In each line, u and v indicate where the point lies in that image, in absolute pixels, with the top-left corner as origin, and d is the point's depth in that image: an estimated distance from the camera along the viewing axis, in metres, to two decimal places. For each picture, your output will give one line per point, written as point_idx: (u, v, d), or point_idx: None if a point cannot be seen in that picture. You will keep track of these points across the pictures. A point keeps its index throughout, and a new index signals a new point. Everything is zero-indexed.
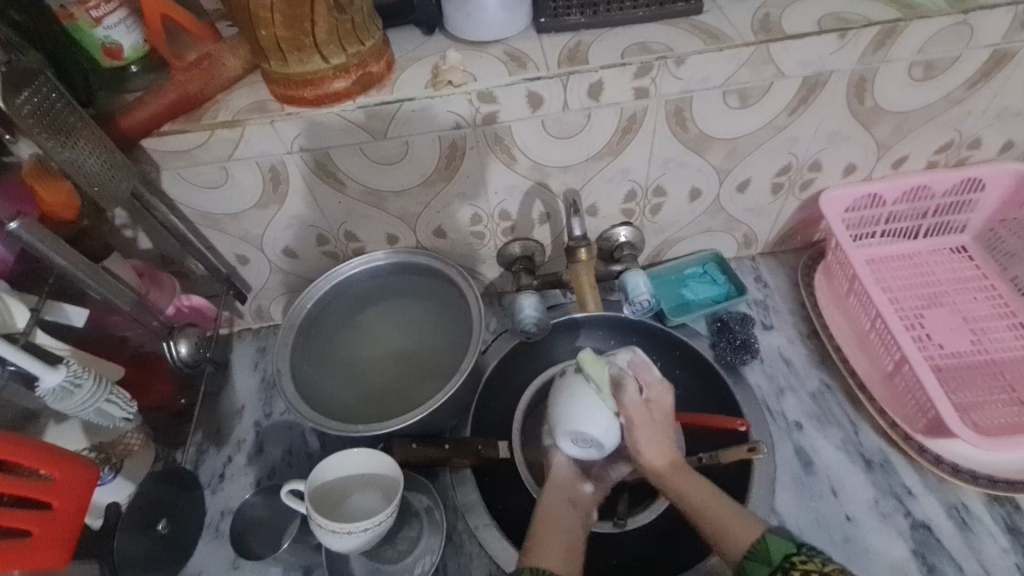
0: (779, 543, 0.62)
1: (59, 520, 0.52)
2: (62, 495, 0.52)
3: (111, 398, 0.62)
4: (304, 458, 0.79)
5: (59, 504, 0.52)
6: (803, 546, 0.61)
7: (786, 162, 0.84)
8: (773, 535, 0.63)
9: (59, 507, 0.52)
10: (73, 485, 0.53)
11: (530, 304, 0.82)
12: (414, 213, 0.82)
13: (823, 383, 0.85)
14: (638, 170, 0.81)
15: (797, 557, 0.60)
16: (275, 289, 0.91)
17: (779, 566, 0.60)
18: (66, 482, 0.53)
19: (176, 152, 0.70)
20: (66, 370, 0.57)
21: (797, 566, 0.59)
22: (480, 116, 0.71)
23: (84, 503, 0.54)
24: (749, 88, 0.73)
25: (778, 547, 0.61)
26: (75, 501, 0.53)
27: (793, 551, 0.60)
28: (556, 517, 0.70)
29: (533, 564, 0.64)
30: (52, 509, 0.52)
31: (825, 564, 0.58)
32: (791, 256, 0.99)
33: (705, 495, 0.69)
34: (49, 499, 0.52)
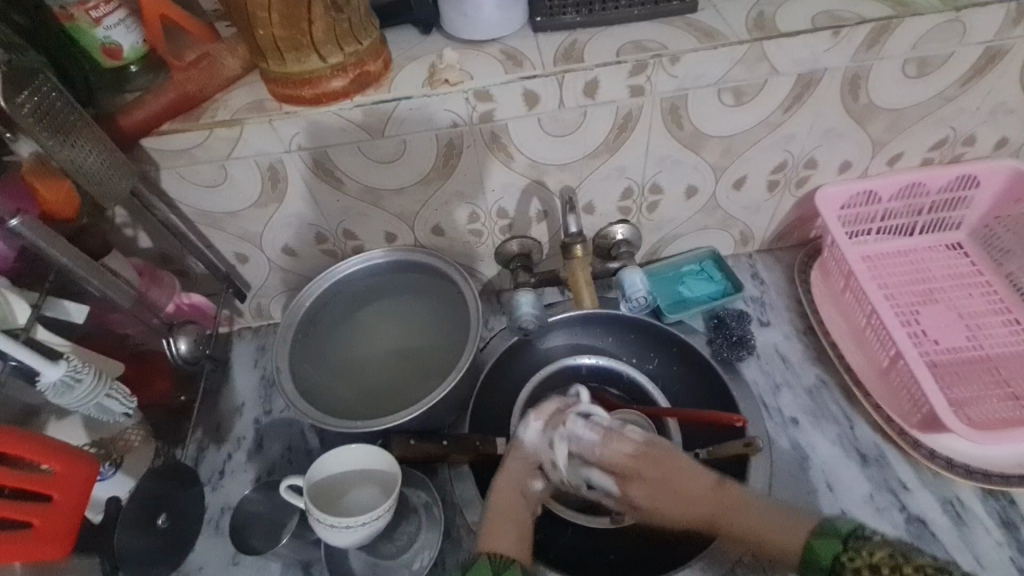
0: (824, 543, 0.58)
1: (60, 513, 0.53)
2: (62, 487, 0.53)
3: (111, 393, 0.63)
4: (303, 455, 0.80)
5: (59, 496, 0.53)
6: (849, 539, 0.57)
7: (781, 159, 0.85)
8: (819, 537, 0.58)
9: (59, 499, 0.53)
10: (74, 478, 0.54)
11: (527, 301, 0.83)
12: (412, 211, 0.83)
13: (819, 380, 0.86)
14: (634, 169, 0.82)
15: (846, 556, 0.55)
16: (275, 288, 0.91)
17: (830, 568, 0.56)
18: (68, 475, 0.53)
19: (175, 151, 0.70)
20: (66, 366, 0.58)
21: (847, 565, 0.55)
22: (476, 115, 0.72)
23: (84, 496, 0.55)
24: (743, 86, 0.74)
25: (825, 548, 0.57)
26: (76, 494, 0.54)
27: (841, 550, 0.56)
28: (508, 499, 0.68)
29: (490, 548, 0.63)
30: (53, 501, 0.53)
31: (874, 555, 0.54)
32: (788, 254, 1.00)
33: (748, 518, 0.64)
34: (50, 492, 0.52)
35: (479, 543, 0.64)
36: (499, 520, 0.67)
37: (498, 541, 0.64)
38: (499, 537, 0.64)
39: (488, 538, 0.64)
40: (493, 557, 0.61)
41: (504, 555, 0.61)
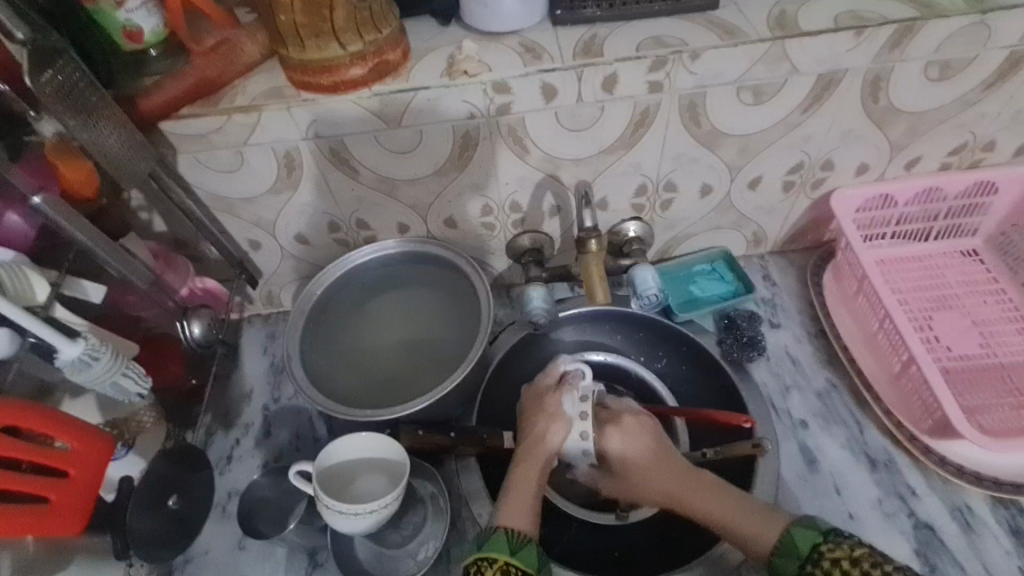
0: (804, 534, 0.61)
1: (76, 487, 0.53)
2: (78, 464, 0.54)
3: (126, 372, 0.62)
4: (311, 443, 0.81)
5: (76, 473, 0.54)
6: (829, 533, 0.60)
7: (798, 160, 0.84)
8: (797, 526, 0.62)
9: (76, 475, 0.53)
10: (90, 455, 0.54)
11: (538, 295, 0.83)
12: (426, 203, 0.83)
13: (829, 383, 0.85)
14: (649, 165, 0.82)
15: (825, 547, 0.59)
16: (286, 276, 0.92)
17: (809, 557, 0.59)
18: (85, 451, 0.54)
19: (193, 136, 0.71)
20: (85, 344, 0.58)
21: (825, 556, 0.58)
22: (493, 107, 0.72)
23: (98, 474, 0.55)
24: (763, 85, 0.73)
25: (803, 540, 0.60)
26: (92, 471, 0.54)
27: (819, 540, 0.60)
28: (526, 475, 0.69)
29: (507, 523, 0.66)
30: (68, 478, 0.53)
31: (854, 549, 0.58)
32: (800, 256, 1.00)
33: (718, 504, 0.66)
34: (66, 468, 0.53)
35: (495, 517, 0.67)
36: (515, 496, 0.68)
37: (515, 514, 0.66)
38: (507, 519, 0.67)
39: (504, 513, 0.67)
40: (510, 534, 0.65)
41: (520, 532, 0.65)
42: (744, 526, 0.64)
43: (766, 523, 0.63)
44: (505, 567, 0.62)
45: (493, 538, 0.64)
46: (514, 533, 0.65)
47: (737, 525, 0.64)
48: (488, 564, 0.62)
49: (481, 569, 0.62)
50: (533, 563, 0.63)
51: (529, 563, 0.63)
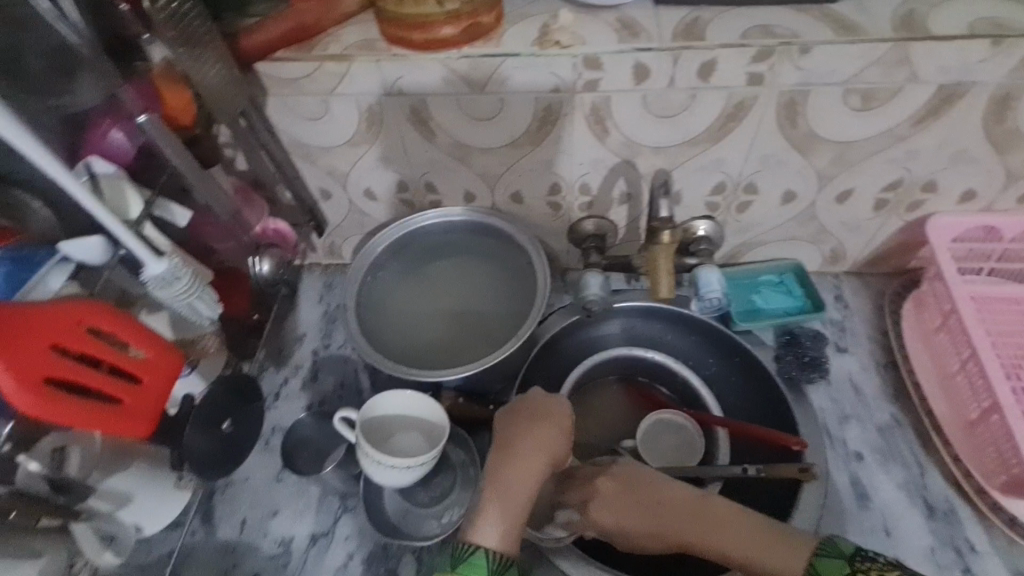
0: (829, 564, 0.53)
1: (148, 393, 0.56)
2: (151, 371, 0.56)
3: (201, 295, 0.64)
4: (354, 393, 0.84)
5: (148, 380, 0.56)
6: (856, 560, 0.52)
7: (898, 177, 0.78)
8: (822, 556, 0.54)
9: (147, 381, 0.56)
10: (162, 366, 0.57)
11: (596, 282, 0.83)
12: (495, 173, 0.82)
13: (893, 418, 0.80)
14: (733, 162, 0.78)
15: None
16: (350, 230, 0.94)
17: None
18: (157, 359, 0.57)
19: (283, 79, 0.72)
20: (169, 262, 0.60)
21: None
22: (580, 82, 0.69)
23: (168, 385, 0.58)
24: (875, 89, 0.68)
25: (829, 571, 0.53)
26: (164, 380, 0.57)
27: (846, 571, 0.52)
28: (502, 496, 0.61)
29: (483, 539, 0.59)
30: (141, 384, 0.56)
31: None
32: (879, 281, 0.93)
33: (732, 530, 0.60)
34: (141, 372, 0.56)
35: (469, 533, 0.60)
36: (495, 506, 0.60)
37: (488, 529, 0.59)
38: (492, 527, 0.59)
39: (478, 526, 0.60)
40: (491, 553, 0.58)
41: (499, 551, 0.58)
42: (764, 560, 0.57)
43: (788, 550, 0.57)
44: None
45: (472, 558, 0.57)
46: (494, 556, 0.58)
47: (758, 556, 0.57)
48: None
49: None
50: None
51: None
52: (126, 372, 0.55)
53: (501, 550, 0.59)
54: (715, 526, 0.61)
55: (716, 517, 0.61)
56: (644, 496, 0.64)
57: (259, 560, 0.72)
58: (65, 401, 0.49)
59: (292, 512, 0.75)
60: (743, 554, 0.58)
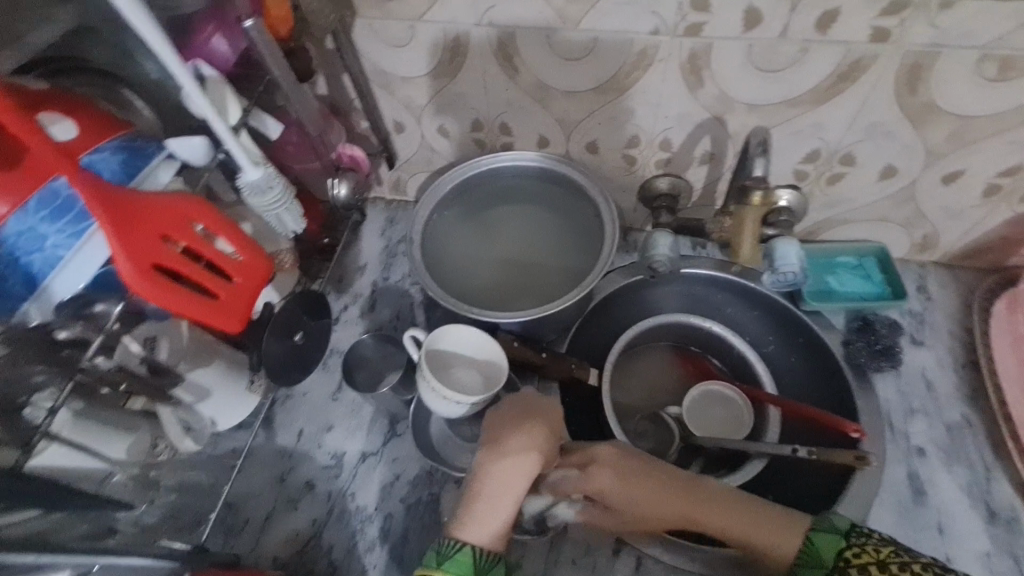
0: (826, 539, 0.58)
1: (240, 293, 0.56)
2: (245, 273, 0.57)
3: (290, 209, 0.66)
4: (410, 326, 0.86)
5: (242, 280, 0.57)
6: (851, 535, 0.57)
7: (1019, 161, 0.71)
8: (818, 532, 0.59)
9: (241, 282, 0.56)
10: (254, 270, 0.58)
11: (665, 243, 0.80)
12: (574, 119, 0.80)
13: (964, 419, 0.76)
14: (834, 128, 0.72)
15: (849, 553, 0.55)
16: (418, 165, 0.94)
17: (834, 567, 0.56)
18: (251, 264, 0.58)
19: (373, 1, 0.71)
20: (264, 171, 0.61)
21: (849, 562, 0.55)
22: (682, 26, 0.65)
23: (259, 287, 0.58)
24: (1016, 57, 0.61)
25: (827, 547, 0.57)
26: (254, 285, 0.58)
27: (844, 546, 0.56)
28: (492, 493, 0.61)
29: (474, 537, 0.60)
30: (235, 284, 0.56)
31: (879, 551, 0.54)
32: (968, 275, 0.87)
33: (732, 514, 0.62)
34: (236, 272, 0.56)
35: (458, 527, 0.60)
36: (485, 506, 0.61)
37: (477, 527, 0.60)
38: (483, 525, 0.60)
39: (470, 520, 0.60)
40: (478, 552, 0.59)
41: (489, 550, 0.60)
42: (762, 540, 0.61)
43: (784, 531, 0.60)
44: None
45: (461, 555, 0.58)
46: (484, 552, 0.59)
47: (755, 538, 0.61)
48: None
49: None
50: None
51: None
52: (221, 271, 0.56)
53: (488, 547, 0.60)
54: (712, 507, 0.63)
55: (713, 499, 0.63)
56: (645, 484, 0.64)
57: (313, 468, 0.77)
58: (171, 289, 0.50)
59: (346, 429, 0.79)
60: (739, 534, 0.62)
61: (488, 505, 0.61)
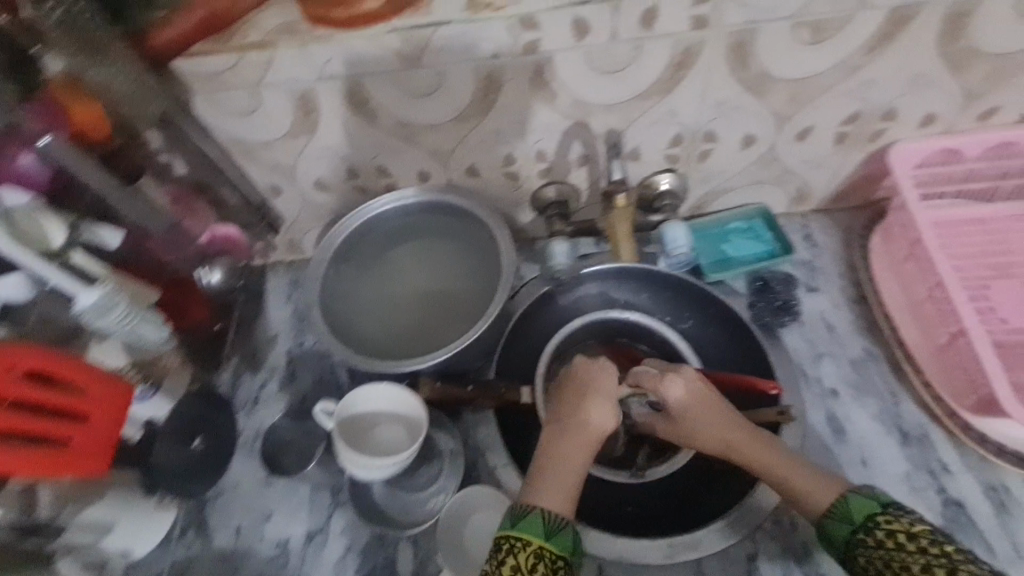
0: (861, 502, 0.62)
1: (95, 430, 0.64)
2: (97, 408, 0.64)
3: (144, 320, 0.67)
4: (332, 388, 0.83)
5: (95, 415, 0.64)
6: (888, 505, 0.60)
7: (855, 109, 0.76)
8: (855, 495, 0.62)
9: (95, 418, 0.64)
10: (106, 401, 0.65)
11: (562, 250, 0.85)
12: (446, 149, 0.79)
13: (866, 352, 0.81)
14: (689, 111, 0.75)
15: (882, 517, 0.60)
16: (306, 223, 0.91)
17: (861, 526, 0.60)
18: (101, 395, 0.65)
19: (205, 75, 0.67)
20: (101, 291, 0.62)
21: (880, 526, 0.59)
22: (520, 45, 0.66)
23: (114, 415, 0.66)
24: (824, 20, 0.65)
25: (861, 507, 0.61)
26: (113, 412, 0.65)
27: (877, 511, 0.60)
28: (567, 460, 0.66)
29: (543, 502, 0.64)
30: (89, 421, 0.64)
31: (913, 525, 0.58)
32: (846, 215, 0.92)
33: (782, 462, 0.67)
34: (87, 412, 0.64)
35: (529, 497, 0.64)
36: (557, 474, 0.66)
37: (550, 494, 0.64)
38: (555, 490, 0.64)
39: (541, 492, 0.64)
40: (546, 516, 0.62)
41: (557, 514, 0.63)
42: (803, 488, 0.65)
43: (820, 486, 0.64)
44: (538, 551, 0.60)
45: (529, 518, 0.62)
46: (550, 514, 0.63)
47: (793, 484, 0.65)
48: (521, 545, 0.60)
49: (511, 547, 0.60)
50: (566, 547, 0.62)
51: (562, 548, 0.61)
52: (71, 413, 0.63)
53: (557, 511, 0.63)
54: (769, 451, 0.68)
55: (761, 445, 0.68)
56: (716, 410, 0.70)
57: (258, 562, 0.73)
58: (9, 450, 0.57)
59: (285, 513, 0.75)
60: (781, 478, 0.66)
61: (563, 470, 0.66)
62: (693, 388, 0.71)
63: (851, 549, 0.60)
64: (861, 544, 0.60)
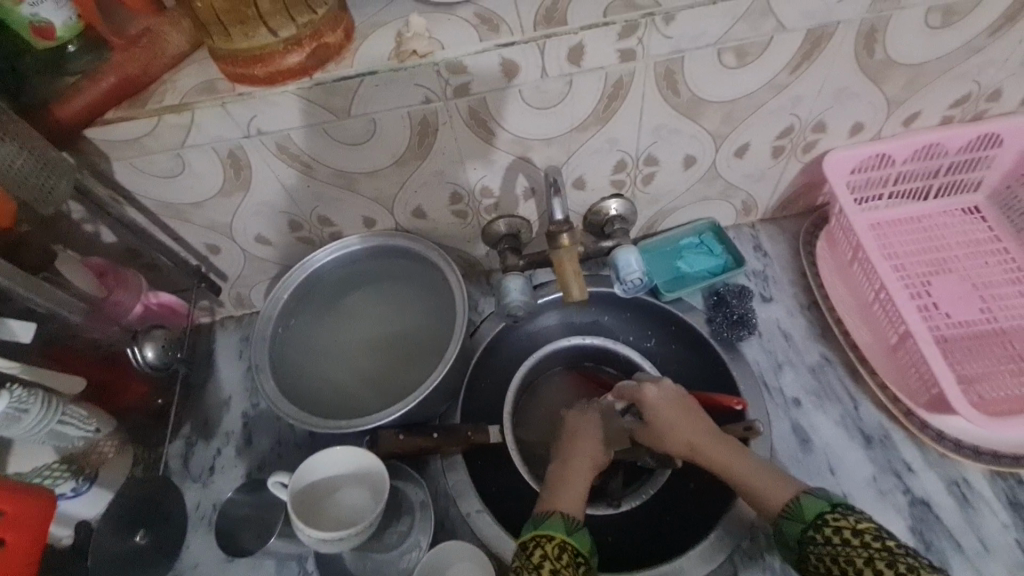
0: (814, 503, 0.63)
1: (11, 554, 0.55)
2: (15, 527, 0.55)
3: (64, 418, 0.66)
4: (292, 449, 0.79)
5: (13, 535, 0.55)
6: (838, 505, 0.62)
7: (787, 124, 0.78)
8: (807, 496, 0.64)
9: (13, 538, 0.55)
10: (28, 516, 0.57)
11: (516, 286, 0.80)
12: (389, 194, 0.78)
13: (823, 357, 0.82)
14: (627, 139, 0.75)
15: (831, 516, 0.61)
16: (252, 277, 0.87)
17: (811, 523, 0.61)
18: (21, 512, 0.56)
19: (123, 142, 0.64)
20: (11, 398, 0.60)
21: (829, 524, 0.60)
22: (450, 89, 0.65)
23: (37, 537, 0.57)
24: (746, 45, 0.66)
25: (812, 507, 0.62)
26: (34, 531, 0.56)
27: (827, 510, 0.62)
28: (577, 474, 0.73)
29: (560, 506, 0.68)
30: (5, 543, 0.55)
31: (859, 523, 0.59)
32: (792, 222, 0.95)
33: (741, 462, 0.69)
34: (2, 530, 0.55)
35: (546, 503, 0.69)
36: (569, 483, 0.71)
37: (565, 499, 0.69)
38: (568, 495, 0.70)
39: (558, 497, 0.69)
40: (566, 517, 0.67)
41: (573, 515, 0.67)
42: (761, 485, 0.67)
43: (781, 485, 0.66)
44: (562, 545, 0.64)
45: (551, 519, 0.66)
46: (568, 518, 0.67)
47: (751, 481, 0.67)
48: (546, 539, 0.64)
49: (540, 542, 0.64)
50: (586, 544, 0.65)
51: (583, 545, 0.65)
52: None
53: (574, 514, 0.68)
54: (734, 451, 0.70)
55: (728, 445, 0.71)
56: (687, 410, 0.75)
57: None
58: None
59: None
60: (738, 476, 0.68)
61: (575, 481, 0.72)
62: (669, 394, 0.76)
63: (804, 548, 0.61)
64: (812, 542, 0.61)
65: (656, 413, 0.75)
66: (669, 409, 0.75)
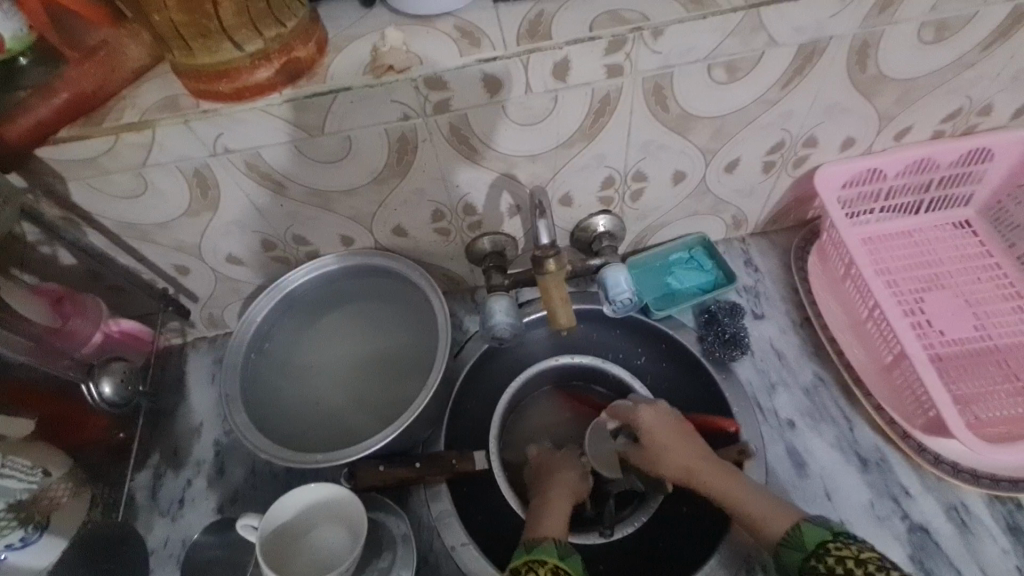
0: (814, 531, 0.60)
1: None
2: None
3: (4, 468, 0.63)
4: (266, 480, 0.75)
5: None
6: (839, 533, 0.59)
7: (778, 139, 0.76)
8: (807, 523, 0.61)
9: None
10: None
11: (501, 308, 0.77)
12: (367, 212, 0.74)
13: (817, 377, 0.80)
14: (615, 155, 0.73)
15: (833, 545, 0.58)
16: (224, 298, 0.83)
17: (813, 553, 0.59)
18: None
19: (78, 161, 0.60)
20: None
21: (831, 552, 0.58)
22: (430, 106, 0.62)
23: None
24: (737, 60, 0.64)
25: (812, 534, 0.60)
26: None
27: (828, 538, 0.59)
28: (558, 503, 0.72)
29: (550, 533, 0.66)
30: None
31: (861, 551, 0.57)
32: (782, 237, 0.93)
33: (737, 488, 0.67)
34: None
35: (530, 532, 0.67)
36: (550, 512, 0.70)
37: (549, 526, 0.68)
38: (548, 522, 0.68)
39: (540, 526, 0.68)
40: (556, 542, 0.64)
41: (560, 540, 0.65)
42: (759, 512, 0.64)
43: (779, 511, 0.63)
44: (554, 569, 0.60)
45: (542, 545, 0.64)
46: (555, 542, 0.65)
47: (749, 506, 0.65)
48: (538, 565, 0.61)
49: (529, 569, 0.60)
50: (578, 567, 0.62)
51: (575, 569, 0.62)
52: None
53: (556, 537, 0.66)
54: (733, 480, 0.68)
55: (724, 472, 0.69)
56: (682, 435, 0.73)
57: None
58: None
59: None
60: (735, 502, 0.66)
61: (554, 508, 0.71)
62: (665, 418, 0.74)
63: None
64: (814, 572, 0.58)
65: (652, 437, 0.74)
66: (663, 432, 0.73)
